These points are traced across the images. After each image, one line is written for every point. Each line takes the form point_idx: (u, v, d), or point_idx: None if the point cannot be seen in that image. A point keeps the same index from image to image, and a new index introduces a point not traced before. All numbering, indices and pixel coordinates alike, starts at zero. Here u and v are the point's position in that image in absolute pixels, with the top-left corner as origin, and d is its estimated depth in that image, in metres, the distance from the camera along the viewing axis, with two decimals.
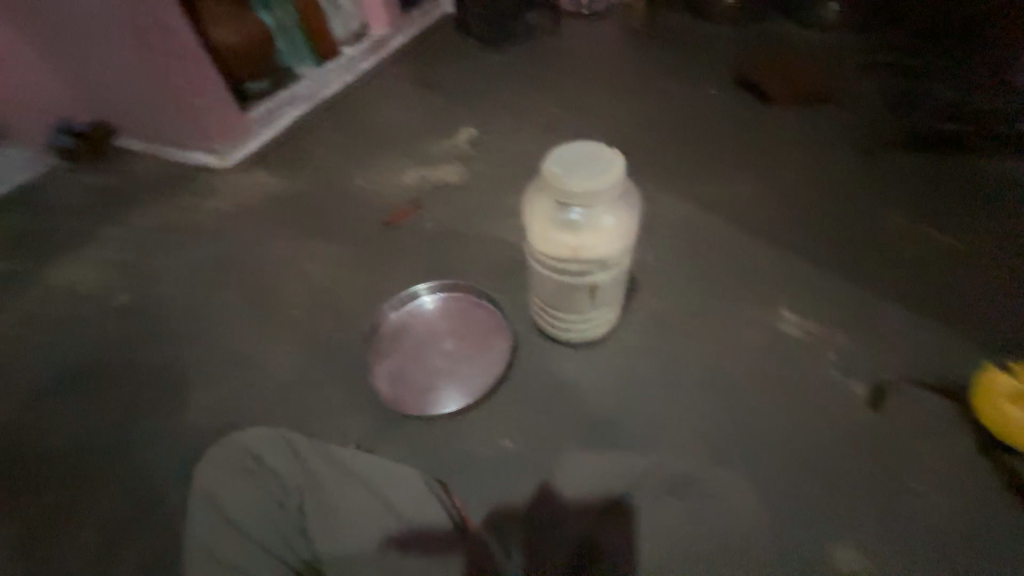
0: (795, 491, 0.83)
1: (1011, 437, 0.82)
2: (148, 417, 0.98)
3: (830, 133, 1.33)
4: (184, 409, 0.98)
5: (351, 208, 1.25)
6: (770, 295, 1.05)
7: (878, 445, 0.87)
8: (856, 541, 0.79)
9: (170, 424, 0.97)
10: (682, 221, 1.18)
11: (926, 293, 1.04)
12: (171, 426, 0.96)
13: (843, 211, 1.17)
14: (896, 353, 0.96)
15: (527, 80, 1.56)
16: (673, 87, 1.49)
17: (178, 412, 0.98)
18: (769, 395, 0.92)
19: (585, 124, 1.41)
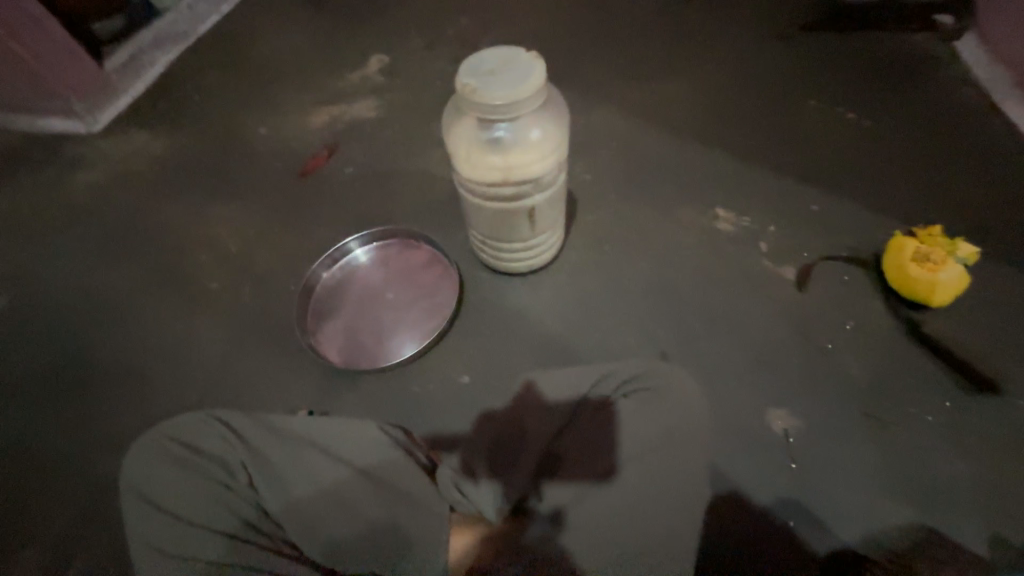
0: (784, 397, 0.82)
1: (931, 299, 0.84)
2: (111, 395, 0.97)
3: (743, 31, 1.38)
4: (144, 382, 0.97)
5: (261, 158, 1.27)
6: (747, 208, 1.03)
7: (827, 333, 0.87)
8: (828, 437, 0.79)
9: (135, 398, 0.96)
10: (596, 135, 1.18)
11: (866, 176, 1.06)
12: (137, 399, 0.96)
13: (773, 110, 1.20)
14: (834, 239, 0.97)
15: (490, 8, 1.56)
16: (578, 3, 1.53)
17: (139, 386, 0.97)
18: (752, 304, 0.91)
19: (551, 52, 1.41)
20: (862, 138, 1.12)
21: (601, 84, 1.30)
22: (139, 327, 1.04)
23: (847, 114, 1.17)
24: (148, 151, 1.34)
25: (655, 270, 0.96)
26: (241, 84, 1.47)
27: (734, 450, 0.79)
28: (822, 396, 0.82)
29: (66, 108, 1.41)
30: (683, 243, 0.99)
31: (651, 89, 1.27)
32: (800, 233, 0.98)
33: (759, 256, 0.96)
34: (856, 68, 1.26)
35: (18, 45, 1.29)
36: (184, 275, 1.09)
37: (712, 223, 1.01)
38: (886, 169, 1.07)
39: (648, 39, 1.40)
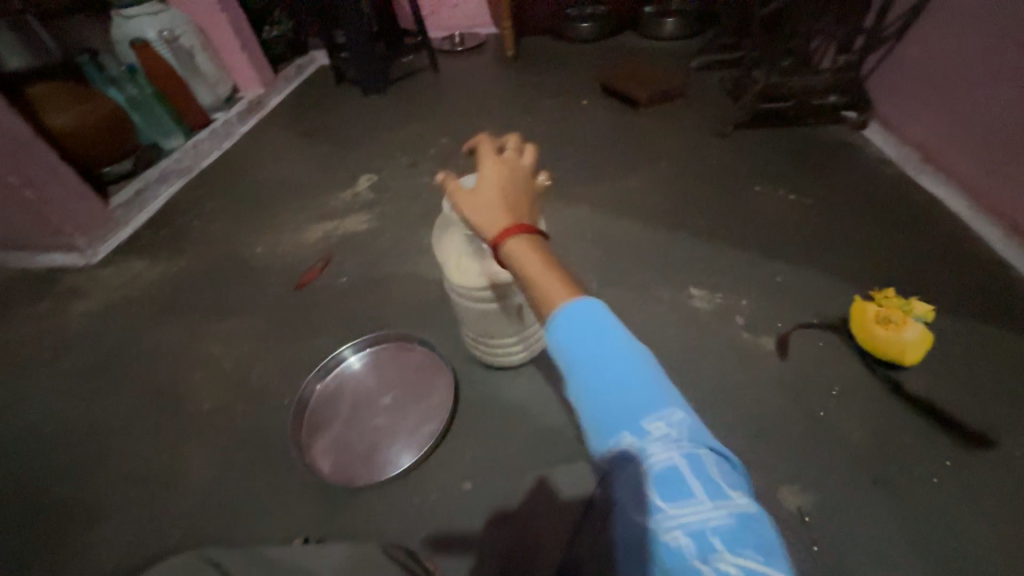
0: (791, 471, 0.81)
1: (904, 358, 0.88)
2: (83, 542, 0.90)
3: (685, 134, 1.60)
4: (121, 523, 0.91)
5: (257, 275, 1.33)
6: (718, 285, 1.11)
7: (816, 399, 0.89)
8: (845, 512, 0.77)
9: (110, 543, 0.89)
10: (571, 231, 1.30)
11: (816, 248, 1.17)
12: (111, 544, 0.89)
13: (723, 196, 1.35)
14: (802, 307, 1.04)
15: (466, 128, 1.78)
16: (542, 120, 1.77)
17: (116, 527, 0.90)
18: (740, 377, 0.94)
19: (523, 161, 1.59)
20: (806, 215, 1.26)
21: (570, 186, 1.46)
22: (120, 460, 0.99)
23: (787, 195, 1.33)
24: (145, 277, 1.39)
25: None
26: (240, 208, 1.59)
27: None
28: (827, 466, 0.81)
29: (68, 243, 1.48)
30: (665, 324, 1.04)
31: (615, 187, 1.43)
32: (770, 304, 1.05)
33: (738, 329, 1.01)
34: (787, 157, 1.46)
35: (32, 194, 1.37)
36: (174, 398, 1.08)
37: (688, 302, 1.08)
38: (834, 240, 1.18)
39: (605, 145, 1.61)
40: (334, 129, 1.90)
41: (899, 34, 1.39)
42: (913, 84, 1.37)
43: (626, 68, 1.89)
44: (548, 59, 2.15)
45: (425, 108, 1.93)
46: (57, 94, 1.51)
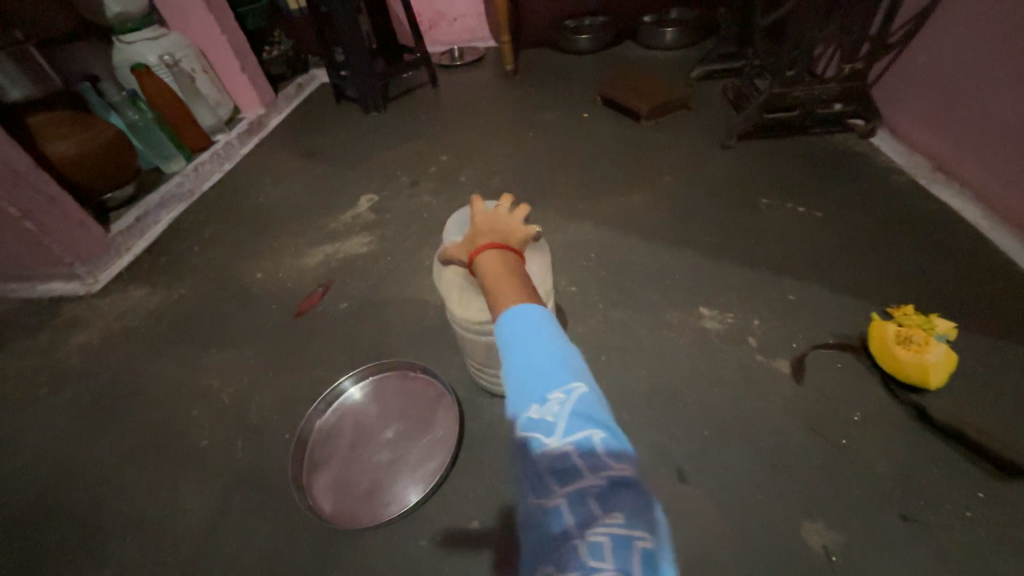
0: (814, 505, 0.77)
1: (926, 380, 0.84)
2: None
3: (688, 146, 1.58)
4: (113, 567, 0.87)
5: (257, 302, 1.32)
6: (728, 304, 1.08)
7: (835, 424, 0.86)
8: (872, 548, 0.72)
9: None
10: (575, 249, 1.28)
11: (827, 262, 1.14)
12: None
13: (729, 210, 1.32)
14: (816, 326, 1.01)
15: (466, 146, 1.77)
16: (542, 135, 1.75)
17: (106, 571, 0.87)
18: (755, 403, 0.90)
19: (524, 178, 1.57)
20: (816, 229, 1.23)
21: (573, 203, 1.44)
22: (117, 499, 0.97)
23: (795, 208, 1.30)
24: (145, 306, 1.38)
25: (651, 376, 0.97)
26: (240, 232, 1.58)
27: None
28: (852, 500, 0.77)
29: (69, 272, 1.47)
30: (674, 346, 1.01)
31: (618, 203, 1.41)
32: (782, 323, 1.02)
33: (751, 352, 0.98)
34: (793, 168, 1.43)
35: (32, 225, 1.36)
36: (174, 433, 1.06)
37: (698, 322, 1.05)
38: (846, 255, 1.15)
39: (607, 160, 1.59)
40: (334, 149, 1.89)
41: (904, 43, 1.37)
42: (922, 91, 1.34)
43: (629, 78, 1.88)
44: (547, 73, 2.14)
45: (425, 126, 1.92)
46: (57, 123, 1.51)
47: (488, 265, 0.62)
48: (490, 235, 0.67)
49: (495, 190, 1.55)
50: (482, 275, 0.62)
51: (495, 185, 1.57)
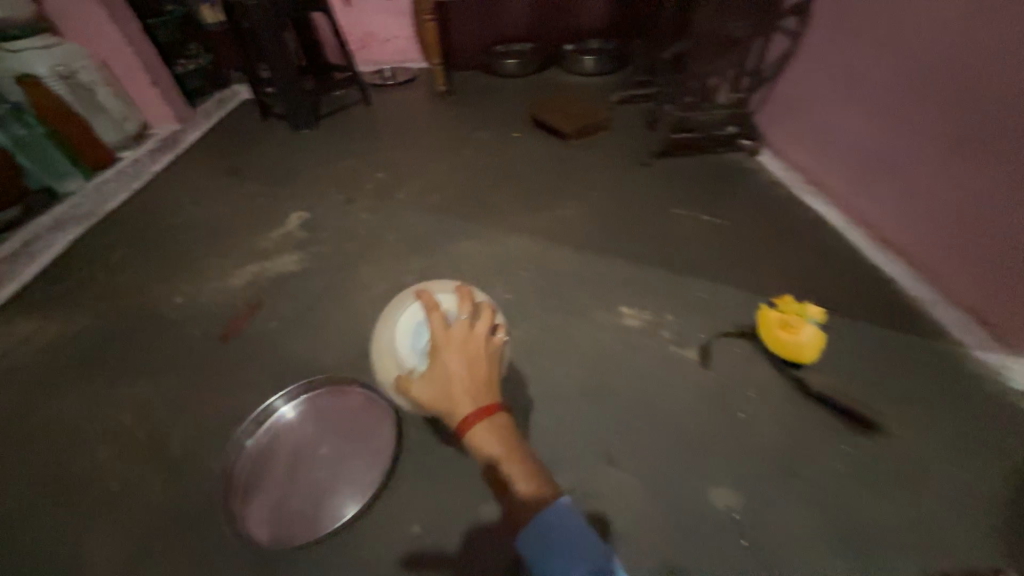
0: (720, 472, 0.88)
1: (804, 357, 0.99)
2: None
3: (608, 163, 1.74)
4: None
5: (175, 327, 1.24)
6: (645, 303, 1.19)
7: (735, 401, 0.98)
8: (767, 504, 0.83)
9: None
10: (507, 260, 1.35)
11: (725, 261, 1.30)
12: None
13: (643, 220, 1.47)
14: (717, 318, 1.15)
15: (400, 164, 1.80)
16: (475, 153, 1.84)
17: None
18: (670, 389, 1.01)
19: (459, 194, 1.63)
20: (716, 234, 1.40)
21: (505, 216, 1.51)
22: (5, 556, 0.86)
23: (698, 217, 1.47)
24: (39, 338, 1.24)
25: (579, 372, 1.05)
26: (153, 254, 1.48)
27: (690, 541, 0.80)
28: (750, 464, 0.89)
29: None
30: (599, 344, 1.10)
31: (546, 216, 1.51)
32: (690, 317, 1.15)
33: (665, 344, 1.09)
34: (697, 182, 1.62)
35: None
36: (80, 474, 0.96)
37: (619, 320, 1.15)
38: (741, 255, 1.32)
39: (536, 176, 1.69)
40: (260, 167, 1.83)
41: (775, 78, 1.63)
42: (792, 116, 1.59)
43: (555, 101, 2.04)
44: (479, 95, 2.24)
45: (357, 142, 1.92)
46: None
47: (487, 447, 0.60)
48: (474, 394, 0.62)
49: (430, 206, 1.58)
50: (481, 453, 0.60)
51: (430, 200, 1.61)
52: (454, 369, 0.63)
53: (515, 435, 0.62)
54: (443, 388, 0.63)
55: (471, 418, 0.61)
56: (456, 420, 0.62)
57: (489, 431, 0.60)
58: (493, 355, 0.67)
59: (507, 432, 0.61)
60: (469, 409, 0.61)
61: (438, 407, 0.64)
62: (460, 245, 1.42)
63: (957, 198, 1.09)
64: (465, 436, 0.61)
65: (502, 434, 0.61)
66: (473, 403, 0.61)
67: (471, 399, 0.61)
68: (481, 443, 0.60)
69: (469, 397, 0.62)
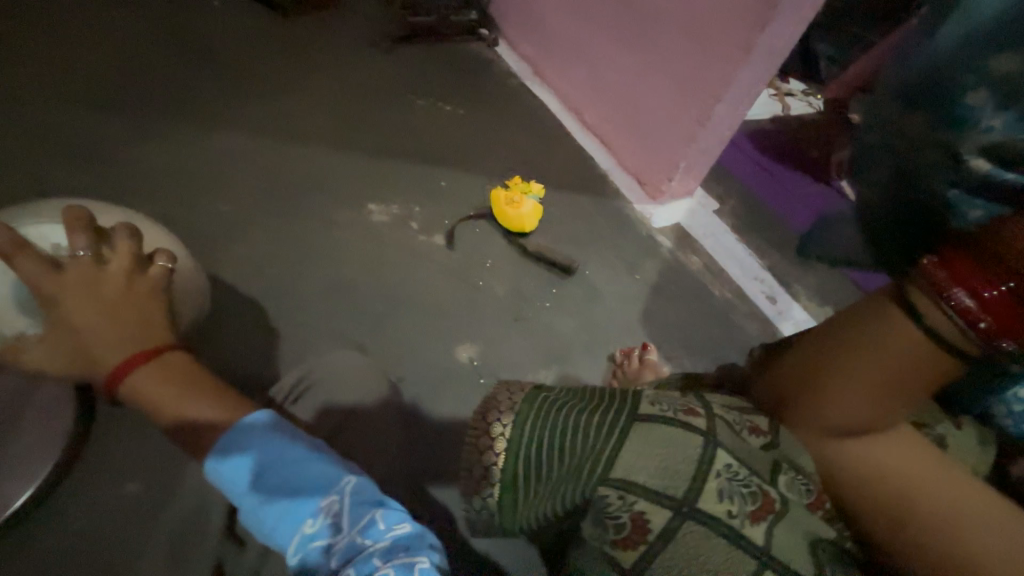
0: (462, 336, 1.02)
1: (524, 227, 1.16)
2: None
3: (344, 36, 1.47)
4: None
5: None
6: (393, 198, 1.18)
7: (473, 273, 1.10)
8: (492, 350, 1.02)
9: None
10: (223, 162, 1.11)
11: (466, 149, 1.36)
12: None
13: (387, 106, 1.37)
14: (459, 203, 1.22)
15: (4, 23, 1.15)
16: (149, 12, 1.29)
17: None
18: (419, 275, 1.06)
19: (127, 74, 1.17)
20: (460, 122, 1.42)
21: (210, 107, 1.19)
22: None
23: (444, 106, 1.44)
24: None
25: (325, 277, 1.01)
26: None
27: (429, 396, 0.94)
28: (486, 323, 1.05)
29: None
30: (344, 245, 1.06)
31: (269, 103, 1.24)
32: (434, 205, 1.20)
33: (414, 234, 1.12)
34: (441, 66, 1.53)
35: None
36: None
37: (367, 217, 1.12)
38: (482, 143, 1.40)
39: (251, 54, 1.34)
40: None
41: None
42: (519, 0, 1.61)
43: None
44: None
45: None
46: None
47: (147, 390, 0.52)
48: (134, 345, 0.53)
49: (79, 94, 1.11)
50: (146, 404, 0.52)
51: (78, 84, 1.12)
52: (81, 321, 0.53)
53: (193, 374, 0.55)
54: (72, 340, 0.54)
55: (126, 373, 0.52)
56: (105, 375, 0.53)
57: (152, 376, 0.53)
58: (150, 287, 0.58)
59: (186, 371, 0.55)
60: (118, 356, 0.53)
61: (75, 363, 0.54)
62: (147, 150, 1.08)
63: (635, 83, 1.34)
64: (123, 393, 0.53)
65: (177, 385, 0.53)
66: (124, 351, 0.53)
67: (121, 349, 0.53)
68: (142, 394, 0.52)
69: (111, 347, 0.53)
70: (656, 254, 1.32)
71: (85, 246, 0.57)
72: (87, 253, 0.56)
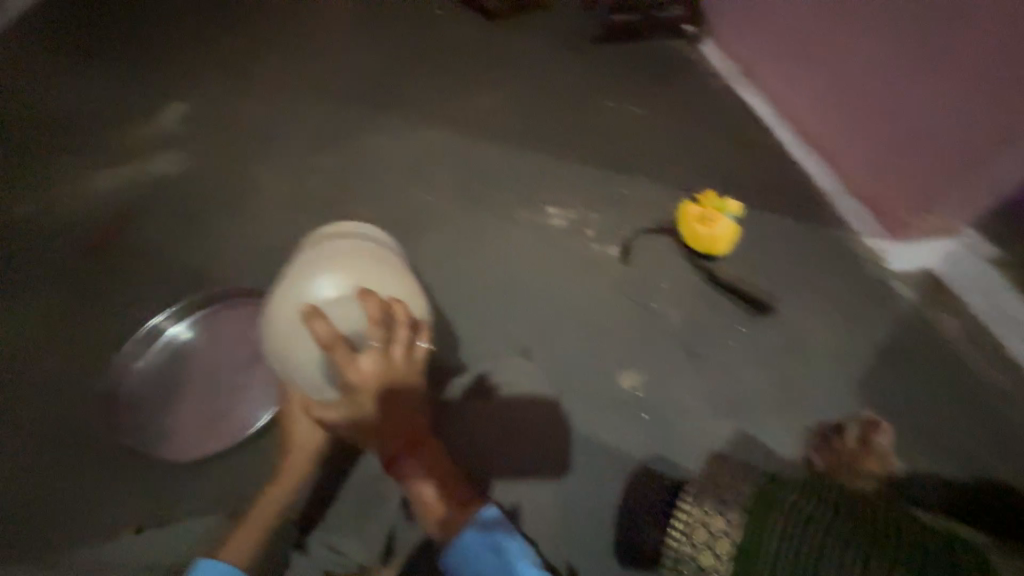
0: (625, 360, 0.94)
1: (714, 249, 1.01)
2: None
3: (540, 45, 1.56)
4: None
5: (25, 245, 1.04)
6: (571, 202, 1.15)
7: (647, 293, 1.01)
8: (659, 382, 0.92)
9: None
10: (428, 154, 1.23)
11: (651, 156, 1.27)
12: None
13: (574, 111, 1.37)
14: (639, 214, 1.14)
15: (293, 32, 1.46)
16: (390, 25, 1.53)
17: None
18: (587, 287, 1.02)
19: (369, 77, 1.39)
20: (648, 129, 1.33)
21: (424, 107, 1.34)
22: None
23: (631, 111, 1.39)
24: None
25: (499, 273, 1.03)
26: None
27: (586, 417, 0.89)
28: (653, 350, 0.95)
29: None
30: (521, 244, 1.07)
31: (470, 105, 1.36)
32: (613, 213, 1.13)
33: (588, 243, 1.08)
34: (632, 74, 1.49)
35: None
36: None
37: (544, 220, 1.11)
38: (670, 152, 1.28)
39: (461, 62, 1.48)
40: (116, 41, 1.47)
41: None
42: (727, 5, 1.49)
43: None
44: None
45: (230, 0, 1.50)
46: None
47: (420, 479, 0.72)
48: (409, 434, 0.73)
49: (332, 91, 1.34)
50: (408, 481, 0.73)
51: (335, 84, 1.36)
52: (377, 410, 0.67)
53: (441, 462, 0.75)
54: (373, 429, 0.70)
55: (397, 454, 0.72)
56: (388, 455, 0.73)
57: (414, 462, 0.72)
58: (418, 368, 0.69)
59: (440, 465, 0.74)
60: (399, 442, 0.72)
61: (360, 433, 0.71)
62: (371, 139, 1.25)
63: (887, 85, 1.08)
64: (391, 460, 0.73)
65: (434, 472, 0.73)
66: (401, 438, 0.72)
67: (404, 441, 0.72)
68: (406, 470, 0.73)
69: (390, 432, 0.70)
70: (887, 306, 1.02)
71: (377, 340, 0.62)
72: (378, 347, 0.62)
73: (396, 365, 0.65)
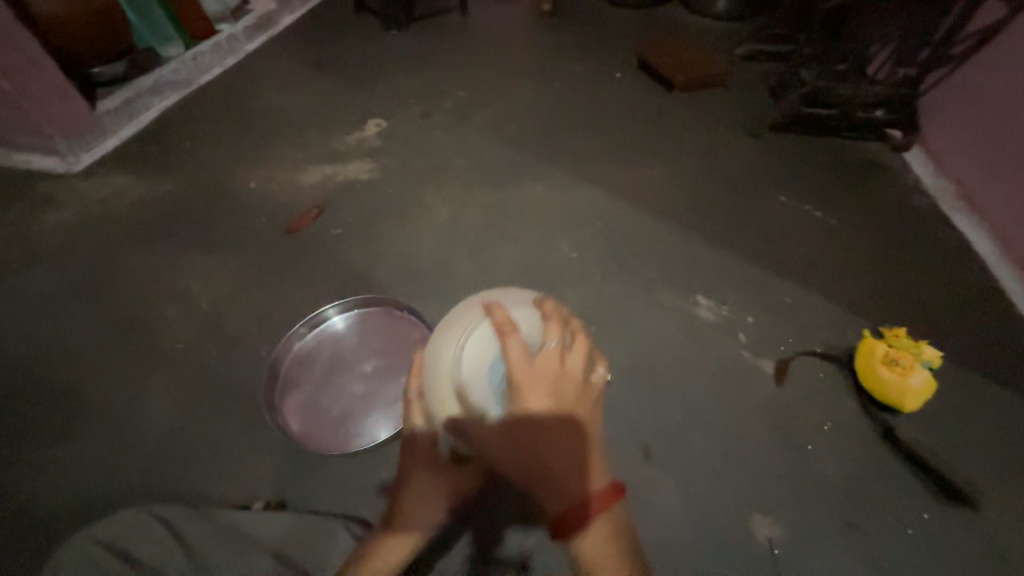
0: (767, 501, 0.81)
1: (901, 403, 0.85)
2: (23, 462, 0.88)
3: (717, 125, 1.52)
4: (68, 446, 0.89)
5: (243, 214, 1.25)
6: (726, 296, 1.06)
7: (803, 426, 0.88)
8: (802, 540, 0.78)
9: (51, 468, 0.87)
10: (586, 211, 1.25)
11: (828, 267, 1.13)
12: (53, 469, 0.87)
13: (746, 198, 1.29)
14: (805, 330, 1.01)
15: (489, 84, 1.66)
16: (573, 87, 1.65)
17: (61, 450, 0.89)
18: (732, 397, 0.91)
19: (545, 130, 1.49)
20: (827, 237, 1.20)
21: (589, 166, 1.37)
22: (82, 387, 0.95)
23: (813, 211, 1.26)
24: (128, 195, 1.31)
25: (635, 353, 0.97)
26: (233, 134, 1.49)
27: (705, 549, 0.78)
28: (801, 499, 0.81)
29: (49, 145, 1.40)
30: (664, 329, 1.01)
31: (636, 172, 1.36)
32: (774, 322, 1.02)
33: (739, 348, 0.98)
34: (815, 173, 1.37)
35: (9, 83, 1.27)
36: (146, 332, 1.03)
37: (693, 309, 1.04)
38: (852, 268, 1.13)
39: (631, 128, 1.50)
40: (346, 64, 1.77)
41: (963, 59, 1.29)
42: (949, 123, 1.34)
43: (672, 44, 1.75)
44: (585, 21, 1.97)
45: (445, 55, 1.80)
46: None
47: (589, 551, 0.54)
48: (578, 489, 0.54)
49: (510, 137, 1.46)
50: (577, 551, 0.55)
51: (513, 131, 1.48)
52: (543, 444, 0.52)
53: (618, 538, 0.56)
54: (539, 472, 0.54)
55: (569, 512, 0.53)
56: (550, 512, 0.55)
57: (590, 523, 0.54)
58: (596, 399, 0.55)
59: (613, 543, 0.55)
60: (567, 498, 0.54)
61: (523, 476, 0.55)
62: (533, 186, 1.31)
63: None
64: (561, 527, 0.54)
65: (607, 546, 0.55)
66: (574, 484, 0.54)
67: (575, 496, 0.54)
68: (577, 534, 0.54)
69: (562, 476, 0.53)
70: None
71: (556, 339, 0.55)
72: (556, 349, 0.54)
73: (574, 379, 0.53)
